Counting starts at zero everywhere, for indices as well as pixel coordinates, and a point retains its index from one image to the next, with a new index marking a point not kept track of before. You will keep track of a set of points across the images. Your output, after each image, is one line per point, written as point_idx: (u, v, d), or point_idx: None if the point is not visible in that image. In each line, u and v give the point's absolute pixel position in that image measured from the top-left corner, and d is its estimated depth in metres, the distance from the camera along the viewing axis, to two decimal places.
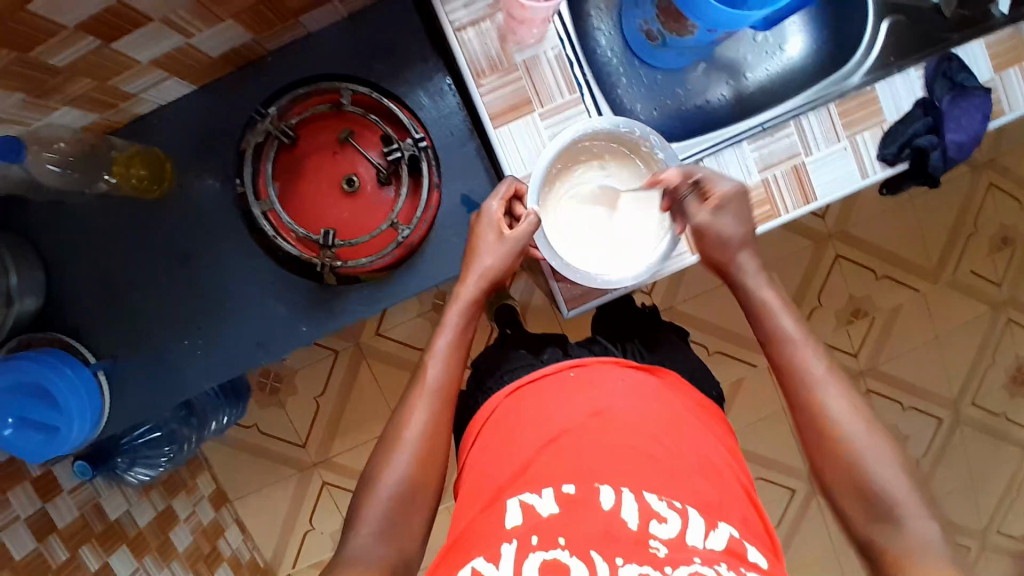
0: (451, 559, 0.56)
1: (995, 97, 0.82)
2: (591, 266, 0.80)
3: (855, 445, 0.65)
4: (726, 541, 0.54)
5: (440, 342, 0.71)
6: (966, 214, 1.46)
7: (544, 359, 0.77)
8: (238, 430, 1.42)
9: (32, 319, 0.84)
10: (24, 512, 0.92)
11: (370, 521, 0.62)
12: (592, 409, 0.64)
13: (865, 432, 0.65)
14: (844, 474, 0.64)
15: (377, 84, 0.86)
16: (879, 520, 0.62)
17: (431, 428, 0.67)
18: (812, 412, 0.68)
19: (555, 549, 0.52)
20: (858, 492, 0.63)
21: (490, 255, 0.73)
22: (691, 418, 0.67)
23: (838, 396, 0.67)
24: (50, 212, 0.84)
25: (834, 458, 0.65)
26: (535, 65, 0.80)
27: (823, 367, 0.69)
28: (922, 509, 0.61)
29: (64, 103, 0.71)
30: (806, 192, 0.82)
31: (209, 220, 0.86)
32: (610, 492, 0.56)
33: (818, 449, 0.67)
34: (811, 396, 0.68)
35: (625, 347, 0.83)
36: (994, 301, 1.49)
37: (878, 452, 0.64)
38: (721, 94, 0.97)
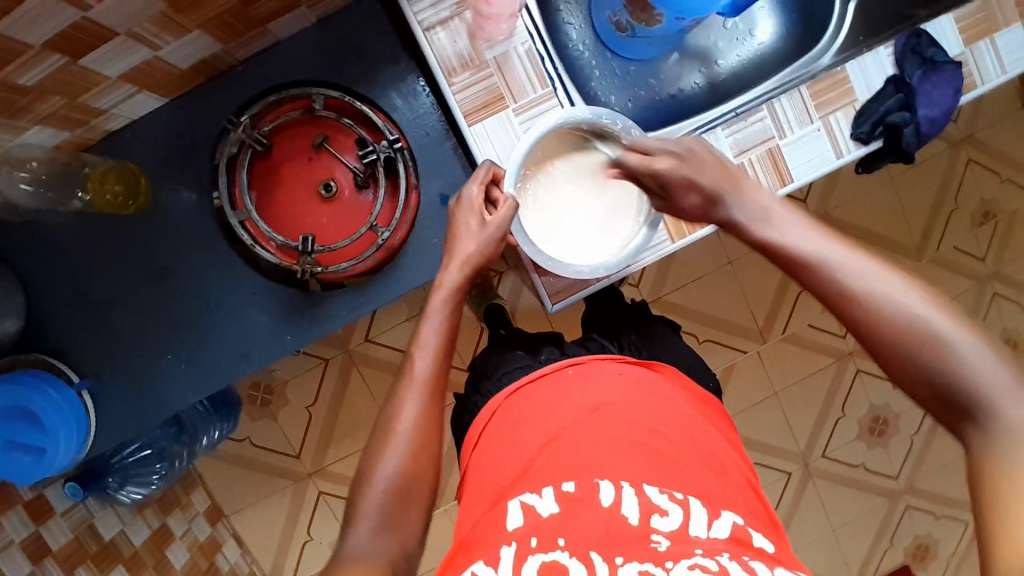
0: (457, 561, 0.56)
1: (966, 71, 0.83)
2: (564, 254, 0.81)
3: (921, 330, 0.55)
4: (729, 529, 0.54)
5: (426, 331, 0.70)
6: (946, 190, 1.48)
7: (542, 359, 0.76)
8: (231, 444, 1.41)
9: (13, 342, 0.83)
10: (17, 536, 0.92)
11: (368, 515, 0.61)
12: (591, 405, 0.64)
13: (928, 310, 0.56)
14: (913, 367, 0.56)
15: (350, 88, 0.86)
16: (963, 411, 0.53)
17: (422, 420, 0.66)
18: (864, 310, 0.58)
19: (555, 551, 0.52)
20: (930, 382, 0.55)
21: (469, 240, 0.73)
22: (692, 410, 0.66)
23: (890, 285, 0.58)
24: (26, 233, 0.84)
25: (898, 353, 0.56)
26: (506, 62, 0.80)
27: (860, 261, 0.60)
28: (1012, 383, 0.52)
29: (35, 122, 0.70)
30: (783, 174, 0.82)
31: (188, 233, 0.85)
32: (610, 487, 0.56)
33: (878, 347, 0.58)
34: (858, 299, 0.59)
35: (620, 342, 0.81)
36: (979, 276, 1.51)
37: (946, 332, 0.55)
38: (694, 82, 0.98)
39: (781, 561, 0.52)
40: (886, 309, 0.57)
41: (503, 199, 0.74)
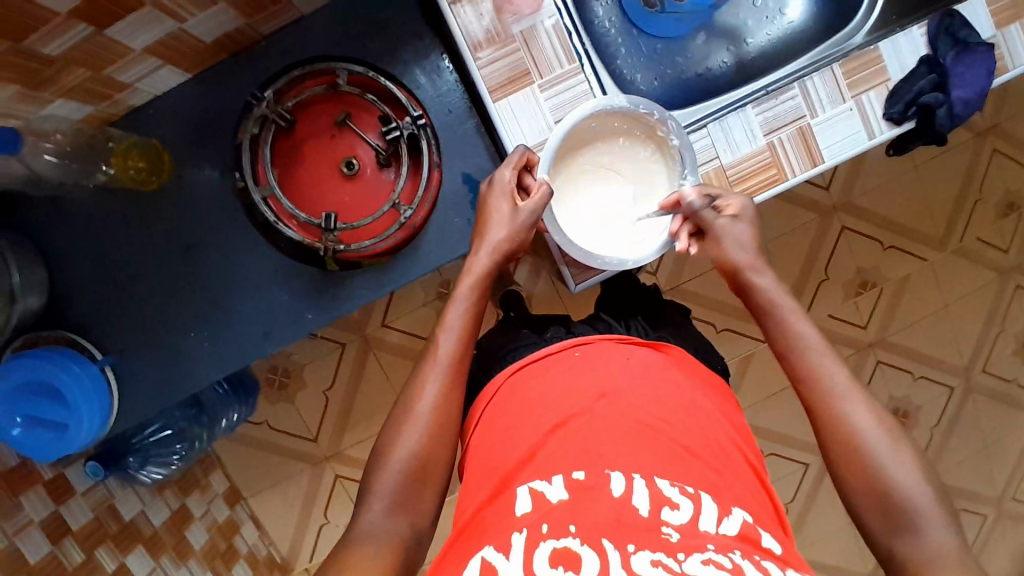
0: (463, 547, 0.55)
1: (998, 53, 0.81)
2: (587, 241, 0.79)
3: (877, 454, 0.59)
4: (739, 526, 0.54)
5: (452, 314, 0.70)
6: (971, 181, 1.45)
7: (548, 337, 0.77)
8: (247, 427, 1.41)
9: (37, 318, 0.83)
10: (38, 515, 0.92)
11: (383, 495, 0.61)
12: (598, 391, 0.63)
13: (892, 443, 0.59)
14: (866, 487, 0.59)
15: (373, 64, 0.85)
16: (898, 531, 0.57)
17: (442, 401, 0.66)
18: (835, 424, 0.61)
19: (566, 537, 0.51)
20: (877, 503, 0.58)
21: (501, 227, 0.73)
22: (698, 394, 0.66)
23: (863, 407, 0.61)
24: (49, 209, 0.84)
25: (854, 470, 0.60)
26: (533, 36, 0.79)
27: (844, 376, 0.63)
28: (945, 519, 0.56)
29: (60, 94, 0.70)
30: (813, 154, 0.81)
31: (210, 210, 0.85)
32: (620, 479, 0.55)
33: (837, 461, 0.61)
34: (833, 408, 0.62)
35: (629, 324, 0.81)
36: (1003, 268, 1.48)
37: (899, 463, 0.58)
38: (722, 60, 0.96)
39: (789, 563, 0.53)
40: (851, 427, 0.60)
41: (537, 185, 0.74)
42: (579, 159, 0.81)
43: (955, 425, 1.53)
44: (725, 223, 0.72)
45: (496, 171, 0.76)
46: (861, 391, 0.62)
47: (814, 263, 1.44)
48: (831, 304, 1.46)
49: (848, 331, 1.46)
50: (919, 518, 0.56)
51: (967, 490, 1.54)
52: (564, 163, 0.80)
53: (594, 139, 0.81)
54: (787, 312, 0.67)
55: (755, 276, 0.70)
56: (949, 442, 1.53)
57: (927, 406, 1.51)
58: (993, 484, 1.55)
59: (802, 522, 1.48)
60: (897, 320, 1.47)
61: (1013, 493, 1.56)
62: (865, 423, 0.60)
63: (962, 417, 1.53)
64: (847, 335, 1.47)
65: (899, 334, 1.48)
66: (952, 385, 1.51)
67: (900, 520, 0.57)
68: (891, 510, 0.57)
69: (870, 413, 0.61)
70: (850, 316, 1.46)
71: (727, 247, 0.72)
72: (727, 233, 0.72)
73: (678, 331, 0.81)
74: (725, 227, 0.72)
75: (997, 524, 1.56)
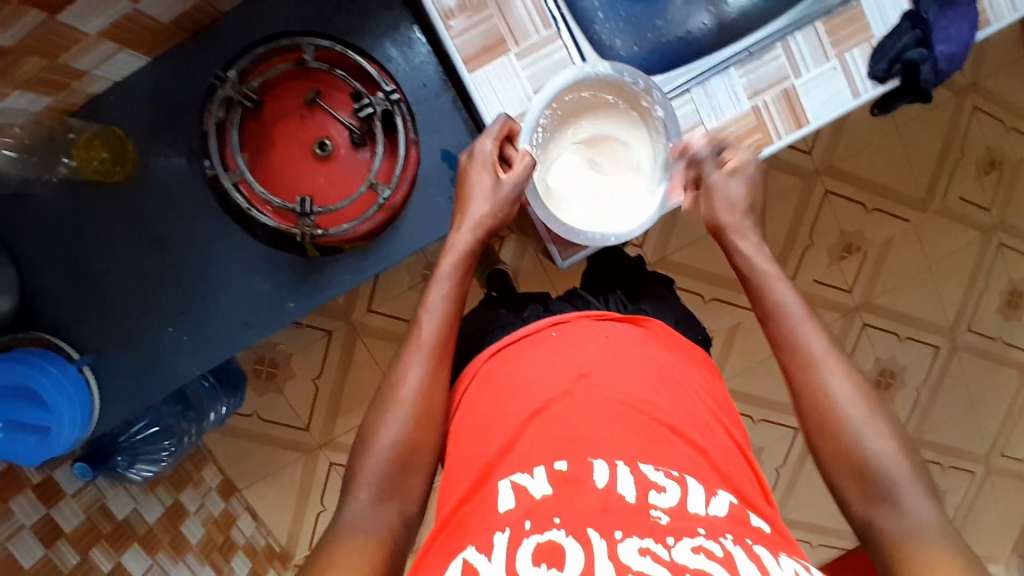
0: (447, 543, 0.55)
1: (979, 7, 0.80)
2: (572, 218, 0.78)
3: (856, 424, 0.59)
4: (727, 507, 0.54)
5: (434, 295, 0.68)
6: (952, 140, 1.44)
7: (525, 316, 0.76)
8: (237, 419, 1.40)
9: (8, 320, 0.81)
10: (28, 520, 0.90)
11: (368, 483, 0.61)
12: (577, 372, 0.62)
13: (870, 413, 0.59)
14: (844, 457, 0.59)
15: (342, 38, 0.82)
16: (877, 503, 0.57)
17: (426, 386, 0.64)
18: (815, 391, 0.61)
19: (550, 531, 0.49)
20: (857, 475, 0.58)
21: (484, 203, 0.71)
22: (678, 370, 0.66)
23: (843, 376, 0.61)
24: (15, 206, 0.80)
25: (832, 439, 0.59)
26: (506, 2, 0.76)
27: (825, 345, 0.62)
28: (924, 492, 0.56)
29: (16, 87, 0.66)
30: (798, 116, 0.80)
31: (183, 201, 0.82)
32: (604, 467, 0.54)
33: (815, 429, 0.61)
34: (812, 377, 0.61)
35: (607, 299, 0.80)
36: (986, 227, 1.49)
37: (878, 434, 0.58)
38: (703, 21, 0.85)
39: (778, 543, 0.53)
40: (831, 395, 0.60)
41: (520, 155, 0.73)
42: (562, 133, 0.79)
43: (942, 382, 1.55)
44: (721, 179, 0.72)
45: (478, 142, 0.74)
46: (840, 360, 0.62)
47: (800, 229, 1.44)
48: (817, 269, 1.46)
49: (835, 295, 1.47)
50: (897, 491, 0.56)
51: (954, 446, 1.57)
52: (547, 136, 0.78)
53: (577, 113, 0.79)
54: (772, 280, 0.66)
55: (738, 238, 0.70)
56: (937, 401, 1.55)
57: (914, 366, 1.53)
58: (979, 439, 1.58)
59: (794, 486, 1.50)
60: (882, 282, 1.48)
61: (1000, 448, 1.59)
62: (845, 393, 0.60)
63: (948, 374, 1.55)
64: (834, 299, 1.47)
65: (885, 296, 1.49)
66: (938, 344, 1.53)
67: (878, 494, 0.57)
68: (869, 480, 0.57)
69: (850, 382, 0.60)
70: (837, 280, 1.47)
71: (720, 205, 0.71)
72: (723, 190, 0.72)
73: (661, 304, 0.81)
74: (721, 182, 0.72)
75: (984, 478, 1.60)
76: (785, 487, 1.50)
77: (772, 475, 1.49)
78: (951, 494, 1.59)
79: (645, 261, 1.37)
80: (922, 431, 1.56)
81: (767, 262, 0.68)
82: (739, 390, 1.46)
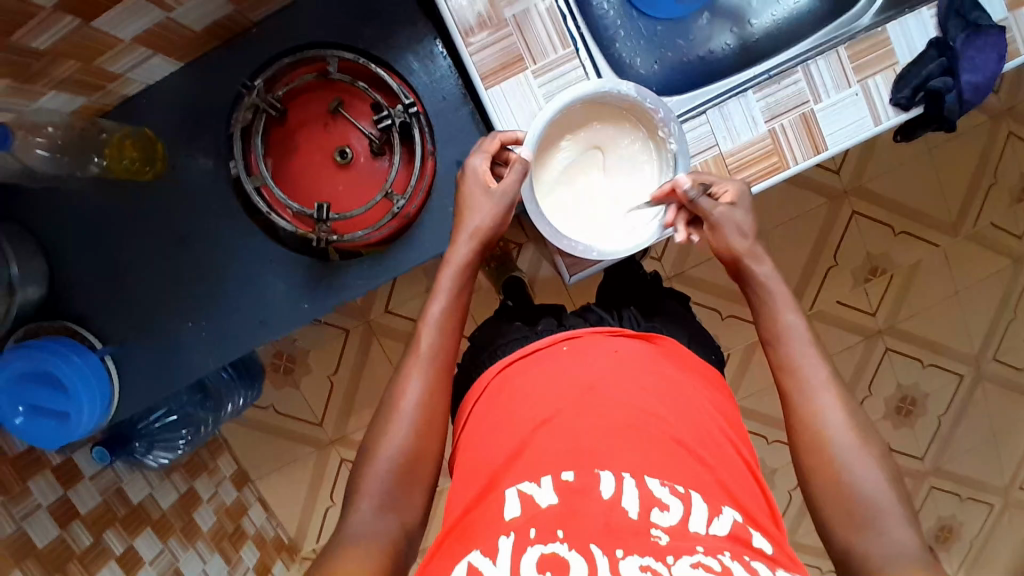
0: (452, 547, 0.55)
1: (1010, 37, 0.78)
2: (566, 225, 0.78)
3: (845, 455, 0.59)
4: (729, 526, 0.54)
5: (432, 309, 0.71)
6: (985, 165, 1.41)
7: (539, 330, 0.76)
8: (254, 411, 1.43)
9: (37, 307, 0.84)
10: (45, 500, 0.94)
11: (370, 494, 0.63)
12: (587, 383, 0.63)
13: (858, 443, 0.60)
14: (828, 481, 0.60)
15: (366, 51, 0.84)
16: (860, 528, 0.57)
17: (426, 398, 0.67)
18: (806, 415, 0.62)
19: (554, 543, 0.51)
20: (842, 500, 0.58)
21: (479, 214, 0.72)
22: (687, 385, 0.66)
23: (836, 404, 0.62)
24: (48, 199, 0.84)
25: (819, 464, 0.60)
26: (526, 21, 0.78)
27: (824, 372, 0.64)
28: (905, 523, 0.57)
29: (51, 87, 0.69)
30: (816, 141, 0.79)
31: (206, 201, 0.85)
32: (610, 479, 0.55)
33: (801, 452, 0.62)
34: (808, 401, 0.63)
35: (621, 314, 0.80)
36: (1017, 255, 1.44)
37: (864, 465, 0.59)
38: (725, 43, 0.94)
39: (779, 563, 0.53)
40: (823, 423, 0.61)
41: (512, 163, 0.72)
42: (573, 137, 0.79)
43: (964, 413, 1.51)
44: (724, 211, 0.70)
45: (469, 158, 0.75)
46: (835, 386, 0.63)
47: (823, 248, 1.41)
48: (839, 290, 1.43)
49: (857, 317, 1.44)
50: (879, 518, 0.57)
51: (973, 478, 1.53)
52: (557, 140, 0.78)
53: (590, 119, 0.79)
54: (779, 301, 0.68)
55: (755, 263, 0.70)
56: (957, 431, 1.52)
57: (935, 395, 1.49)
58: (1001, 472, 1.54)
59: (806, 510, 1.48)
60: (907, 307, 1.45)
61: (1021, 482, 1.55)
62: (837, 422, 0.61)
63: (971, 405, 1.51)
64: (855, 321, 1.44)
65: (909, 322, 1.46)
66: (962, 373, 1.49)
67: (861, 519, 0.57)
68: (852, 506, 0.58)
69: (842, 410, 0.62)
70: (859, 303, 1.44)
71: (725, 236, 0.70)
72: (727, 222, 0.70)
73: (669, 322, 0.81)
74: (725, 214, 0.70)
75: (1003, 512, 1.55)
76: (796, 509, 1.48)
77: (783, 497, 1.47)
78: (967, 527, 1.55)
79: (662, 275, 1.37)
80: (941, 460, 1.52)
81: (780, 281, 0.69)
82: (752, 409, 1.45)
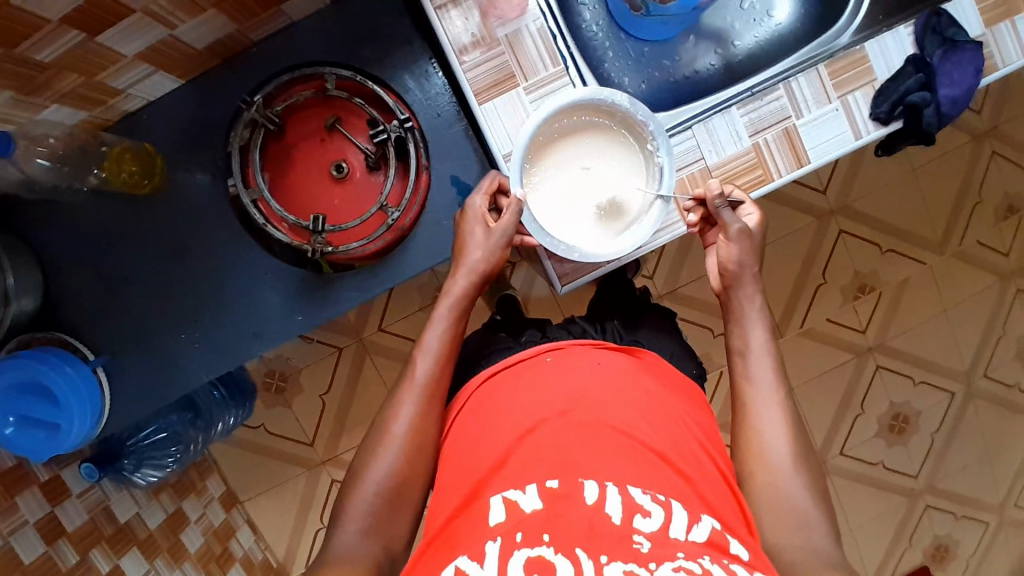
0: (435, 556, 0.55)
1: (986, 53, 0.81)
2: (559, 228, 0.79)
3: (780, 464, 0.64)
4: (708, 533, 0.54)
5: (430, 336, 0.72)
6: (970, 183, 1.44)
7: (523, 341, 0.78)
8: (245, 431, 1.42)
9: (30, 320, 0.84)
10: (32, 517, 0.92)
11: (357, 517, 0.63)
12: (570, 395, 0.64)
13: (794, 456, 0.65)
14: (764, 491, 0.64)
15: (362, 69, 0.86)
16: (786, 534, 0.61)
17: (416, 423, 0.67)
18: (752, 425, 0.67)
19: (540, 547, 0.51)
20: (774, 507, 0.63)
21: (477, 249, 0.75)
22: (668, 399, 0.66)
23: (781, 419, 0.67)
24: (45, 211, 0.85)
25: (756, 469, 0.65)
26: (518, 40, 0.80)
27: (774, 386, 0.68)
28: (827, 535, 0.61)
29: (53, 100, 0.71)
30: (799, 155, 0.81)
31: (203, 214, 0.86)
32: (594, 486, 0.55)
33: (744, 461, 0.66)
34: (755, 411, 0.67)
35: (604, 327, 0.82)
36: (1003, 272, 1.47)
37: (796, 479, 0.64)
38: (709, 63, 0.97)
39: (756, 568, 0.53)
40: (767, 432, 0.66)
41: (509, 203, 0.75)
42: (569, 141, 0.81)
43: (956, 429, 1.52)
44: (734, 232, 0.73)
45: (468, 199, 0.78)
46: (783, 403, 0.68)
47: (812, 266, 1.43)
48: (829, 307, 1.45)
49: (847, 334, 1.46)
50: (802, 525, 0.61)
51: (966, 496, 1.53)
52: (553, 144, 0.80)
53: (585, 126, 0.81)
54: (748, 319, 0.72)
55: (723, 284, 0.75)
56: (950, 449, 1.52)
57: (927, 411, 1.50)
58: (993, 489, 1.54)
59: None
60: (896, 324, 1.46)
61: (1014, 499, 1.55)
62: (780, 434, 0.66)
63: (963, 421, 1.51)
64: (846, 338, 1.46)
65: (899, 339, 1.47)
66: (953, 390, 1.50)
67: (788, 525, 0.62)
68: (782, 513, 0.62)
69: (788, 428, 0.66)
70: (849, 320, 1.45)
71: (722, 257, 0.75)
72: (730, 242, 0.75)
73: (660, 334, 0.82)
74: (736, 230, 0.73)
75: (997, 530, 1.55)
76: None
77: None
78: (963, 544, 1.54)
79: (653, 292, 1.38)
80: (935, 478, 1.52)
81: (758, 303, 0.73)
82: None
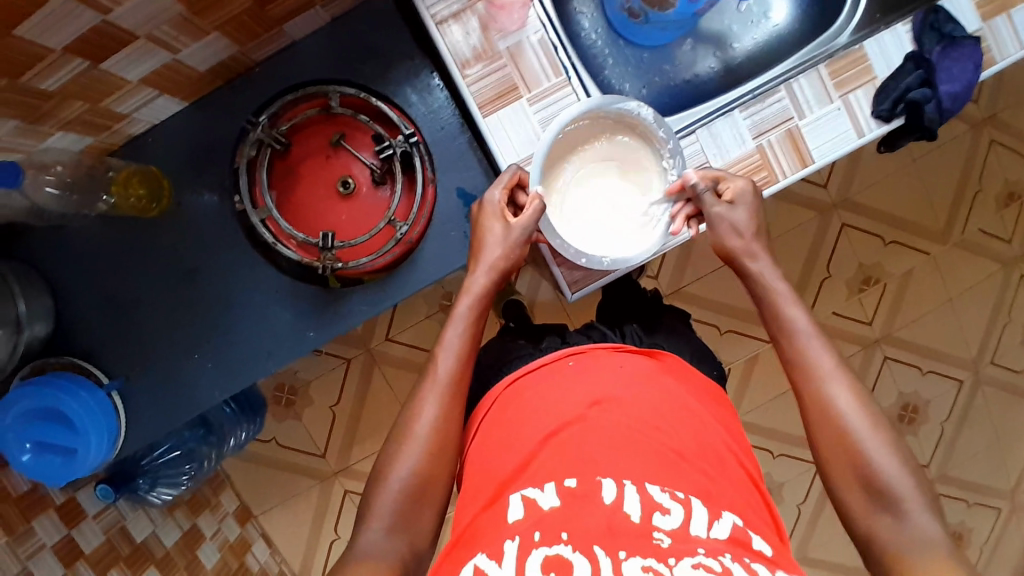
0: (458, 554, 0.56)
1: (985, 46, 0.81)
2: (577, 241, 0.81)
3: (859, 439, 0.62)
4: (730, 529, 0.54)
5: (449, 334, 0.72)
6: (970, 172, 1.44)
7: (544, 348, 0.78)
8: (256, 445, 1.42)
9: (42, 345, 0.85)
10: (50, 539, 0.92)
11: (382, 514, 0.64)
12: (592, 399, 0.64)
13: (869, 422, 0.62)
14: (846, 467, 0.62)
15: (365, 86, 0.87)
16: (879, 512, 0.60)
17: (439, 421, 0.68)
18: (820, 406, 0.65)
19: (558, 545, 0.51)
20: (861, 485, 0.61)
21: (495, 246, 0.75)
22: (690, 400, 0.66)
23: (845, 390, 0.64)
24: (53, 238, 0.85)
25: (837, 452, 0.63)
26: (519, 52, 0.81)
27: (833, 361, 0.66)
28: (923, 504, 0.59)
29: (58, 128, 0.71)
30: (802, 155, 0.81)
31: (211, 235, 0.87)
32: (612, 485, 0.56)
33: (821, 439, 0.64)
34: (819, 391, 0.65)
35: (623, 331, 0.81)
36: (1006, 260, 1.47)
37: (880, 449, 0.61)
38: (709, 66, 0.98)
39: (779, 564, 0.53)
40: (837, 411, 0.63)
41: (529, 199, 0.76)
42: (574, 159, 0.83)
43: (966, 418, 1.52)
44: (722, 210, 0.74)
45: (485, 192, 0.78)
46: (845, 375, 0.65)
47: (816, 260, 1.43)
48: (834, 301, 1.45)
49: (854, 327, 1.46)
50: (898, 501, 0.59)
51: (978, 484, 1.53)
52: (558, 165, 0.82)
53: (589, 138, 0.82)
54: (783, 299, 0.71)
55: (758, 260, 0.73)
56: (961, 437, 1.52)
57: (936, 402, 1.50)
58: (1004, 476, 1.54)
59: (815, 522, 1.48)
60: (902, 315, 1.47)
61: None
62: (848, 408, 0.63)
63: (973, 410, 1.52)
64: (852, 332, 1.46)
65: (906, 330, 1.47)
66: (961, 379, 1.50)
67: (882, 502, 0.60)
68: (874, 491, 0.60)
69: (856, 398, 0.64)
70: (855, 313, 1.46)
71: (722, 234, 0.74)
72: (724, 221, 0.74)
73: (674, 338, 0.82)
74: (724, 211, 0.73)
75: (1011, 517, 1.55)
76: (806, 523, 1.48)
77: (793, 511, 1.47)
78: (976, 531, 1.55)
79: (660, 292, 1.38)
80: (946, 467, 1.52)
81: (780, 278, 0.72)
82: (754, 423, 1.45)
